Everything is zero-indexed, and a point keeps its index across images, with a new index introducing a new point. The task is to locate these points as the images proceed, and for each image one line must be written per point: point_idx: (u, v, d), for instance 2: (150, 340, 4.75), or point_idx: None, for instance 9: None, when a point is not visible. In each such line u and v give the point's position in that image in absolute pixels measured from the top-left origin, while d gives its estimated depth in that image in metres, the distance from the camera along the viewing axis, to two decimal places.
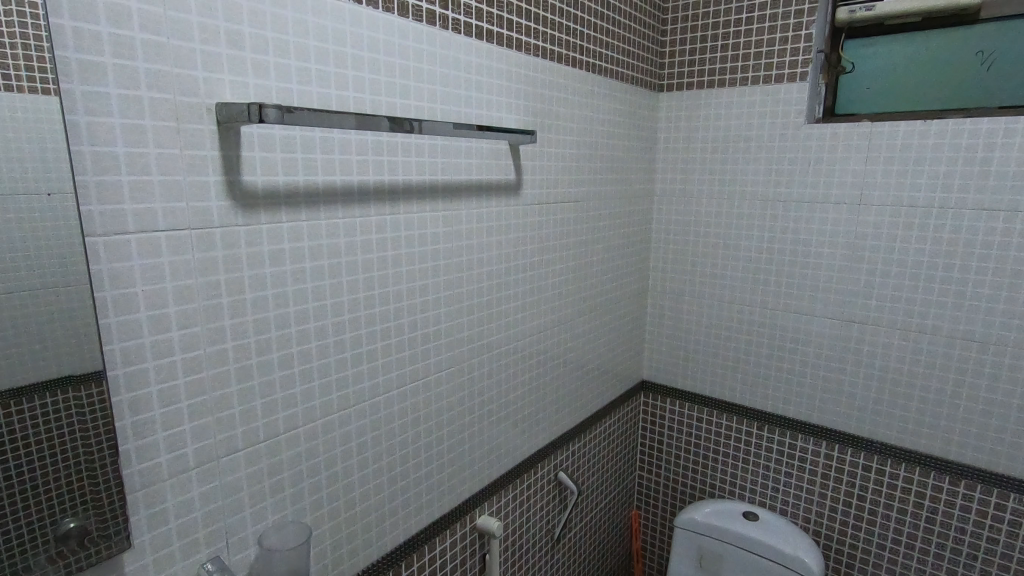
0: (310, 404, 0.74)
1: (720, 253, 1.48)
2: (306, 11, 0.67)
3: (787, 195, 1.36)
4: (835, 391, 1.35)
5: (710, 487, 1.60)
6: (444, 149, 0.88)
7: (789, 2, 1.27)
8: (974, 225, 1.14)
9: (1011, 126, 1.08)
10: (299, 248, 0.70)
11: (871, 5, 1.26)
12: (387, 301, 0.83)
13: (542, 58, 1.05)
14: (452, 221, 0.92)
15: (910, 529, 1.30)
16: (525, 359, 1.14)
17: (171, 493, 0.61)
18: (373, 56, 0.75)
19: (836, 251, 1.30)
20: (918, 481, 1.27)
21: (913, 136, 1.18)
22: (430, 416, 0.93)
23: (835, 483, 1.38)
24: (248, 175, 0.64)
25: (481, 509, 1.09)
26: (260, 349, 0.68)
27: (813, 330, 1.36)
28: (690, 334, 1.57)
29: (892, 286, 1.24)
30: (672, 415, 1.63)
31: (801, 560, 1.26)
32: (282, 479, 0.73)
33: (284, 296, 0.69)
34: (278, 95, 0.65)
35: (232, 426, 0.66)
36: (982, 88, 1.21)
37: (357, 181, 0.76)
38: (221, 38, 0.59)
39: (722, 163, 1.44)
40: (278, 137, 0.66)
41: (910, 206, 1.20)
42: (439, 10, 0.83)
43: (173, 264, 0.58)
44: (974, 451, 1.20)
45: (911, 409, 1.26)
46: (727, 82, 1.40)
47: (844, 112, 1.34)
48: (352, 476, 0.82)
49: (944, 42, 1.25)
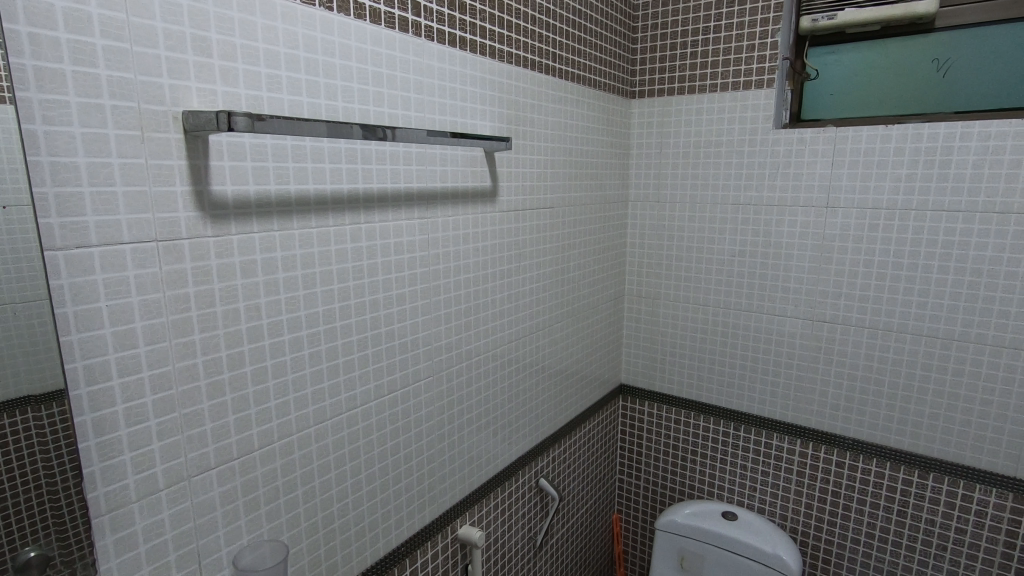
0: (285, 419, 0.73)
1: (694, 256, 1.50)
2: (275, 17, 0.66)
3: (757, 199, 1.39)
4: (808, 390, 1.38)
5: (689, 488, 1.61)
6: (419, 157, 0.88)
7: (755, 11, 1.31)
8: (936, 225, 1.18)
9: (966, 131, 1.13)
10: (272, 259, 0.69)
11: (832, 15, 1.29)
12: (363, 310, 0.82)
13: (514, 65, 1.06)
14: (428, 228, 0.91)
15: (883, 523, 1.33)
16: (504, 365, 1.14)
17: (140, 515, 0.59)
18: (344, 62, 0.74)
19: (807, 253, 1.34)
20: (889, 475, 1.30)
21: (876, 141, 1.22)
22: (409, 427, 0.92)
23: (811, 481, 1.41)
24: (217, 184, 0.62)
25: (462, 519, 1.08)
26: (233, 363, 0.66)
27: (785, 331, 1.39)
28: (667, 338, 1.58)
29: (860, 286, 1.28)
30: (651, 418, 1.64)
31: (779, 558, 1.28)
32: (257, 496, 0.71)
33: (257, 308, 0.68)
34: (247, 102, 0.64)
35: (204, 444, 0.64)
36: (939, 95, 1.26)
37: (330, 189, 0.75)
38: (187, 45, 0.58)
39: (694, 168, 1.47)
40: (248, 144, 0.64)
41: (874, 208, 1.24)
42: (411, 17, 0.83)
43: (139, 279, 0.57)
44: (941, 445, 1.23)
45: (881, 405, 1.29)
46: (696, 89, 1.43)
47: (810, 117, 1.39)
48: (329, 490, 0.80)
49: (903, 49, 1.29)
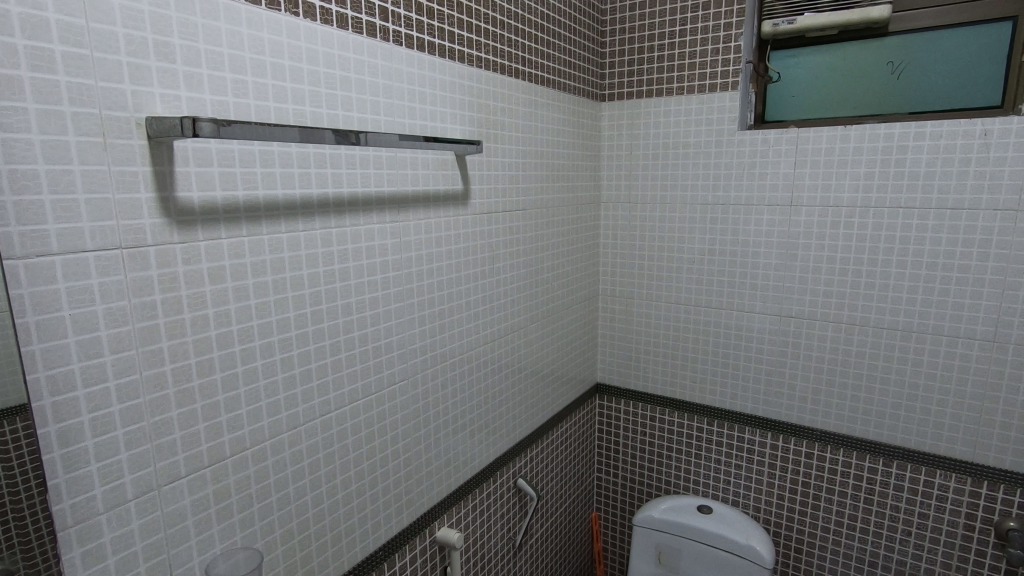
0: (257, 425, 0.73)
1: (665, 255, 1.53)
2: (240, 23, 0.65)
3: (725, 199, 1.42)
4: (777, 384, 1.42)
5: (665, 483, 1.64)
6: (390, 161, 0.88)
7: (718, 15, 1.34)
8: (893, 222, 1.23)
9: (919, 130, 1.18)
10: (241, 265, 0.68)
11: (792, 19, 1.34)
12: (335, 314, 0.82)
13: (484, 69, 1.07)
14: (400, 232, 0.92)
15: (851, 511, 1.37)
16: (479, 366, 1.15)
17: (109, 527, 0.58)
18: (312, 68, 0.74)
19: (773, 250, 1.37)
20: (856, 464, 1.34)
21: (836, 141, 1.27)
22: (384, 431, 0.92)
23: (782, 473, 1.44)
24: (183, 191, 0.62)
25: (441, 521, 1.09)
26: (202, 370, 0.65)
27: (754, 327, 1.43)
28: (641, 336, 1.61)
29: (823, 282, 1.32)
30: (627, 416, 1.67)
31: (753, 549, 1.31)
32: (230, 504, 0.70)
33: (227, 314, 0.67)
34: (213, 108, 0.64)
35: (173, 452, 0.64)
36: (895, 96, 1.31)
37: (299, 194, 0.75)
38: (150, 51, 0.58)
39: (663, 169, 1.50)
40: (214, 150, 0.64)
41: (835, 206, 1.28)
42: (379, 22, 0.84)
43: (103, 286, 0.56)
44: (903, 433, 1.28)
45: (846, 397, 1.33)
46: (664, 92, 1.46)
47: (774, 119, 1.44)
48: (304, 496, 0.80)
49: (860, 53, 1.33)
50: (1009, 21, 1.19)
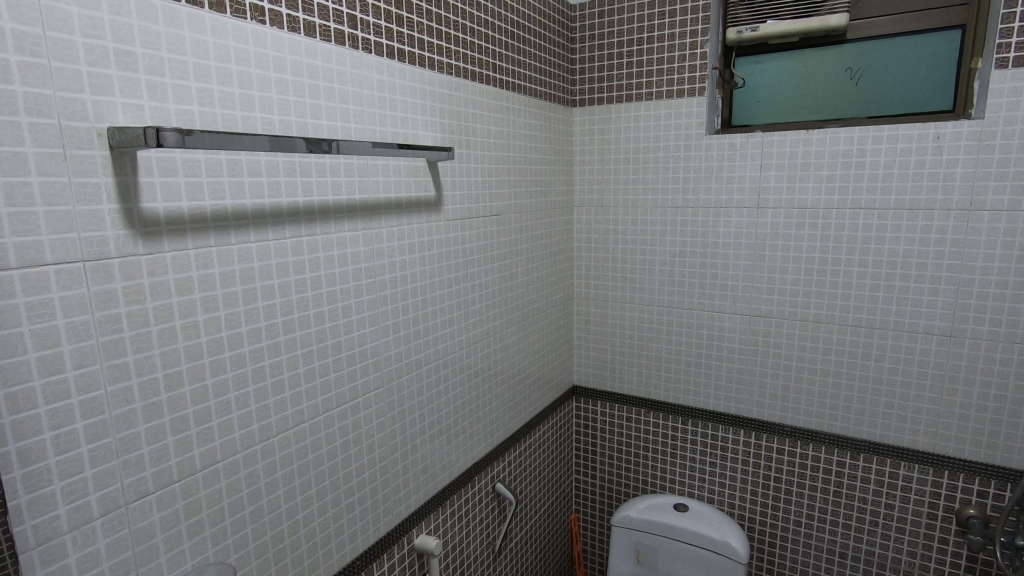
0: (229, 437, 0.72)
1: (638, 257, 1.55)
2: (204, 31, 0.65)
3: (694, 201, 1.45)
4: (748, 381, 1.45)
5: (642, 483, 1.66)
6: (361, 168, 0.88)
7: (684, 23, 1.37)
8: (855, 223, 1.27)
9: (878, 134, 1.22)
10: (208, 275, 0.67)
11: (756, 27, 1.36)
12: (307, 323, 0.81)
13: (454, 76, 1.07)
14: (373, 239, 0.91)
15: (821, 504, 1.40)
16: (455, 371, 1.15)
17: (73, 547, 0.57)
18: (279, 76, 0.74)
19: (742, 251, 1.41)
20: (825, 458, 1.38)
21: (799, 145, 1.30)
22: (359, 439, 0.92)
23: (755, 469, 1.47)
24: (147, 201, 0.61)
25: (418, 528, 1.08)
26: (171, 384, 0.64)
27: (725, 326, 1.46)
28: (616, 338, 1.63)
29: (790, 281, 1.36)
30: (603, 417, 1.69)
31: (729, 545, 1.33)
32: (200, 519, 0.69)
33: (195, 326, 0.66)
34: (177, 117, 0.63)
35: (141, 468, 0.62)
36: (853, 101, 1.35)
37: (269, 203, 0.74)
38: (110, 60, 0.57)
39: (635, 173, 1.52)
40: (179, 159, 0.63)
41: (800, 208, 1.32)
42: (348, 29, 0.83)
43: (64, 300, 0.55)
44: (869, 427, 1.32)
45: (815, 393, 1.37)
46: (633, 97, 1.48)
47: (740, 123, 1.47)
48: (278, 508, 0.79)
49: (821, 59, 1.37)
50: (959, 29, 1.23)
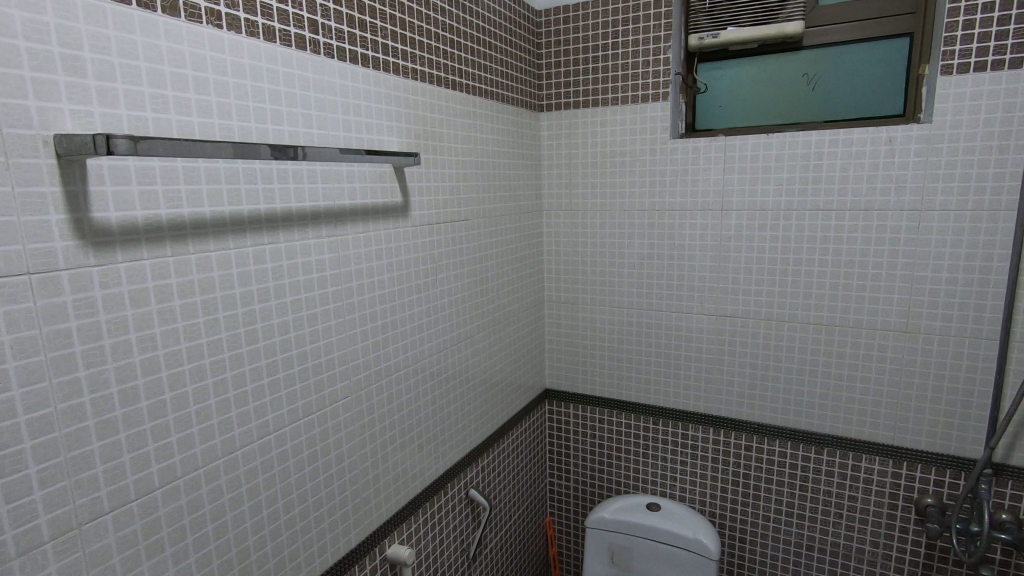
0: (190, 453, 0.69)
1: (608, 260, 1.57)
2: (157, 36, 0.63)
3: (661, 204, 1.47)
4: (716, 380, 1.48)
5: (616, 483, 1.67)
6: (325, 175, 0.87)
7: (647, 29, 1.40)
8: (814, 224, 1.31)
9: (833, 138, 1.26)
10: (166, 286, 0.65)
11: (716, 33, 1.39)
12: (271, 333, 0.79)
13: (420, 81, 1.07)
14: (339, 246, 0.90)
15: (788, 499, 1.44)
16: (426, 377, 1.14)
17: (22, 573, 0.55)
18: (238, 81, 0.73)
19: (707, 253, 1.43)
20: (791, 453, 1.41)
21: (759, 148, 1.34)
22: (328, 450, 0.90)
23: (724, 466, 1.50)
24: (98, 211, 0.58)
25: (390, 538, 1.07)
26: (126, 399, 0.62)
27: (693, 327, 1.48)
28: (587, 340, 1.64)
29: (754, 281, 1.39)
30: (576, 419, 1.70)
31: (700, 542, 1.35)
32: (160, 538, 0.67)
33: (151, 338, 0.64)
34: (130, 123, 0.61)
35: (95, 488, 0.60)
36: (810, 106, 1.40)
37: (229, 212, 0.72)
38: (57, 65, 0.55)
39: (602, 176, 1.53)
40: (133, 167, 0.61)
41: (761, 210, 1.36)
42: (309, 34, 0.82)
43: (9, 314, 0.52)
44: (832, 422, 1.36)
45: (781, 390, 1.40)
46: (599, 102, 1.50)
47: (704, 127, 1.50)
48: (243, 524, 0.77)
49: (779, 65, 1.41)
50: (907, 37, 1.28)
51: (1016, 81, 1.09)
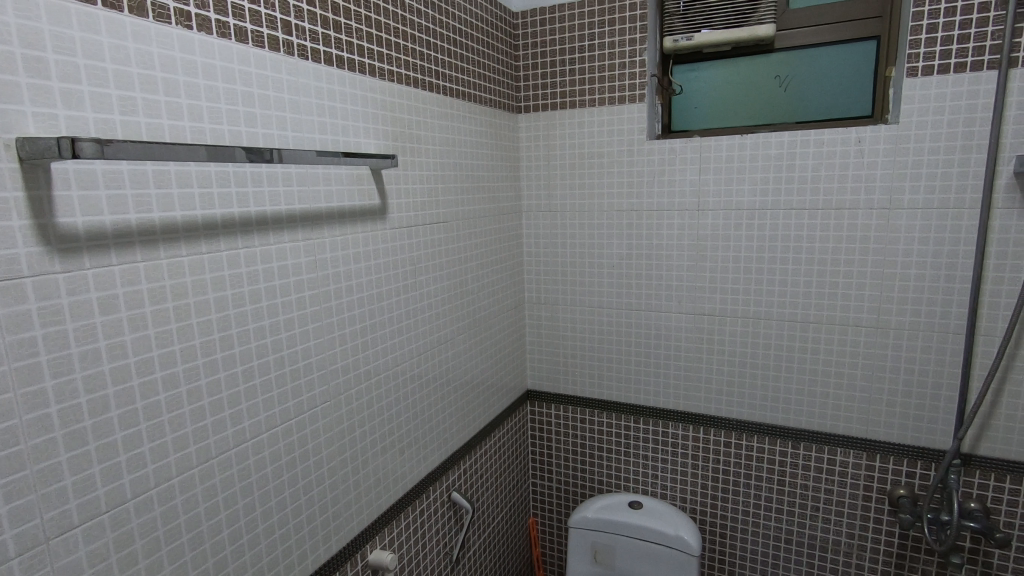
0: (163, 462, 0.68)
1: (587, 260, 1.58)
2: (125, 36, 0.62)
3: (638, 204, 1.48)
4: (695, 378, 1.50)
5: (598, 482, 1.68)
6: (300, 177, 0.86)
7: (624, 32, 1.41)
8: (788, 223, 1.33)
9: (805, 138, 1.29)
10: (136, 292, 0.64)
11: (690, 36, 1.41)
12: (247, 339, 0.78)
13: (396, 83, 1.06)
14: (315, 250, 0.89)
15: (767, 493, 1.46)
16: (406, 380, 1.13)
17: None
18: (209, 83, 0.71)
19: (684, 252, 1.45)
20: (768, 449, 1.43)
21: (734, 149, 1.36)
22: (307, 456, 0.89)
23: (704, 463, 1.52)
24: (64, 216, 0.57)
25: (372, 544, 1.06)
26: (96, 409, 0.60)
27: (672, 325, 1.50)
28: (568, 340, 1.65)
29: (731, 280, 1.41)
30: (558, 420, 1.70)
31: (681, 539, 1.37)
32: (134, 550, 0.65)
33: (122, 346, 0.63)
34: (97, 126, 0.60)
35: (63, 501, 0.58)
36: (783, 108, 1.42)
37: (202, 215, 0.71)
38: (18, 66, 0.53)
39: (581, 177, 1.54)
40: (100, 170, 0.60)
41: (737, 209, 1.38)
42: (282, 36, 0.81)
43: None
44: (808, 416, 1.38)
45: (758, 386, 1.43)
46: (576, 103, 1.51)
47: (680, 129, 1.52)
48: (220, 533, 0.76)
49: (752, 67, 1.44)
50: (875, 40, 1.31)
51: (977, 83, 1.13)
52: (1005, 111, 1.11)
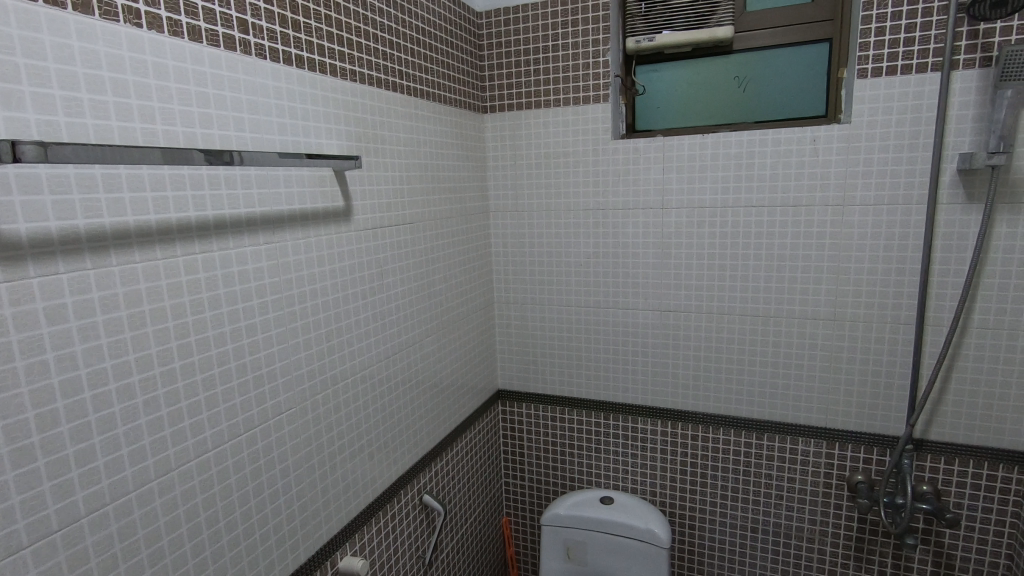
0: (119, 476, 0.65)
1: (555, 259, 1.59)
2: (69, 35, 0.59)
3: (604, 202, 1.50)
4: (662, 373, 1.52)
5: (570, 479, 1.70)
6: (260, 180, 0.84)
7: (587, 32, 1.43)
8: (748, 220, 1.37)
9: (763, 138, 1.32)
10: (86, 301, 0.61)
11: (652, 37, 1.43)
12: (206, 346, 0.76)
13: (358, 83, 1.05)
14: (277, 253, 0.87)
15: (733, 484, 1.50)
16: (374, 384, 1.11)
17: None
18: (161, 83, 0.69)
19: (649, 250, 1.47)
20: (734, 440, 1.47)
21: (695, 148, 1.39)
22: (271, 464, 0.87)
23: (673, 456, 1.55)
24: (5, 222, 0.54)
25: (342, 551, 1.04)
26: (44, 423, 0.58)
27: (639, 322, 1.52)
28: (538, 339, 1.65)
29: (694, 276, 1.44)
30: (529, 418, 1.71)
31: (651, 532, 1.39)
32: (89, 569, 0.63)
33: (72, 357, 0.60)
34: (39, 128, 0.57)
35: (11, 521, 0.56)
36: (742, 107, 1.46)
37: (156, 220, 0.69)
38: None
39: (547, 177, 1.55)
40: (44, 175, 0.57)
41: (699, 207, 1.41)
42: (238, 35, 0.79)
43: None
44: (770, 408, 1.42)
45: (723, 379, 1.46)
46: (541, 103, 1.52)
47: (643, 128, 1.55)
48: (182, 546, 0.74)
49: (713, 67, 1.47)
50: (827, 42, 1.36)
51: (922, 84, 1.18)
52: (948, 111, 1.17)
